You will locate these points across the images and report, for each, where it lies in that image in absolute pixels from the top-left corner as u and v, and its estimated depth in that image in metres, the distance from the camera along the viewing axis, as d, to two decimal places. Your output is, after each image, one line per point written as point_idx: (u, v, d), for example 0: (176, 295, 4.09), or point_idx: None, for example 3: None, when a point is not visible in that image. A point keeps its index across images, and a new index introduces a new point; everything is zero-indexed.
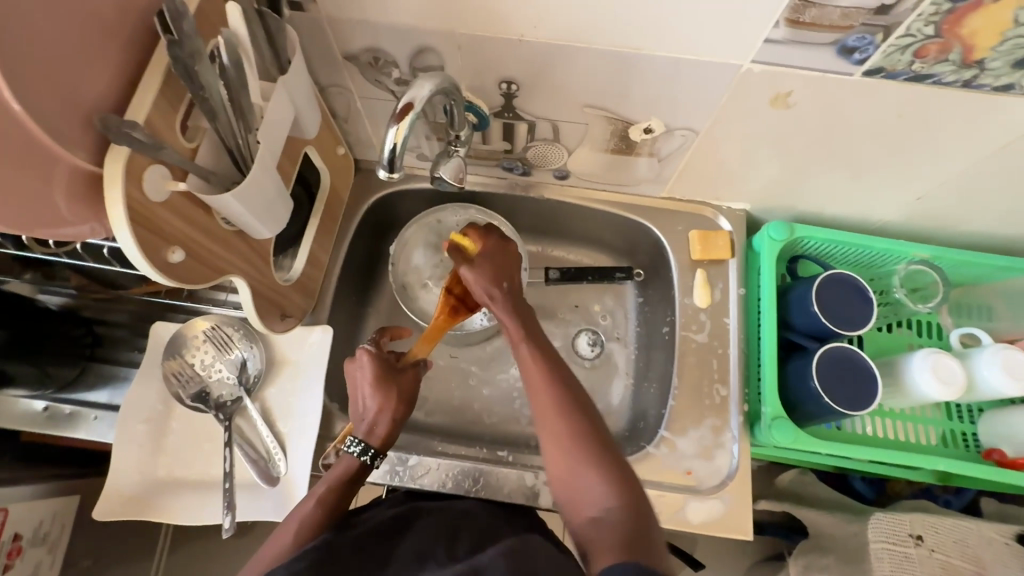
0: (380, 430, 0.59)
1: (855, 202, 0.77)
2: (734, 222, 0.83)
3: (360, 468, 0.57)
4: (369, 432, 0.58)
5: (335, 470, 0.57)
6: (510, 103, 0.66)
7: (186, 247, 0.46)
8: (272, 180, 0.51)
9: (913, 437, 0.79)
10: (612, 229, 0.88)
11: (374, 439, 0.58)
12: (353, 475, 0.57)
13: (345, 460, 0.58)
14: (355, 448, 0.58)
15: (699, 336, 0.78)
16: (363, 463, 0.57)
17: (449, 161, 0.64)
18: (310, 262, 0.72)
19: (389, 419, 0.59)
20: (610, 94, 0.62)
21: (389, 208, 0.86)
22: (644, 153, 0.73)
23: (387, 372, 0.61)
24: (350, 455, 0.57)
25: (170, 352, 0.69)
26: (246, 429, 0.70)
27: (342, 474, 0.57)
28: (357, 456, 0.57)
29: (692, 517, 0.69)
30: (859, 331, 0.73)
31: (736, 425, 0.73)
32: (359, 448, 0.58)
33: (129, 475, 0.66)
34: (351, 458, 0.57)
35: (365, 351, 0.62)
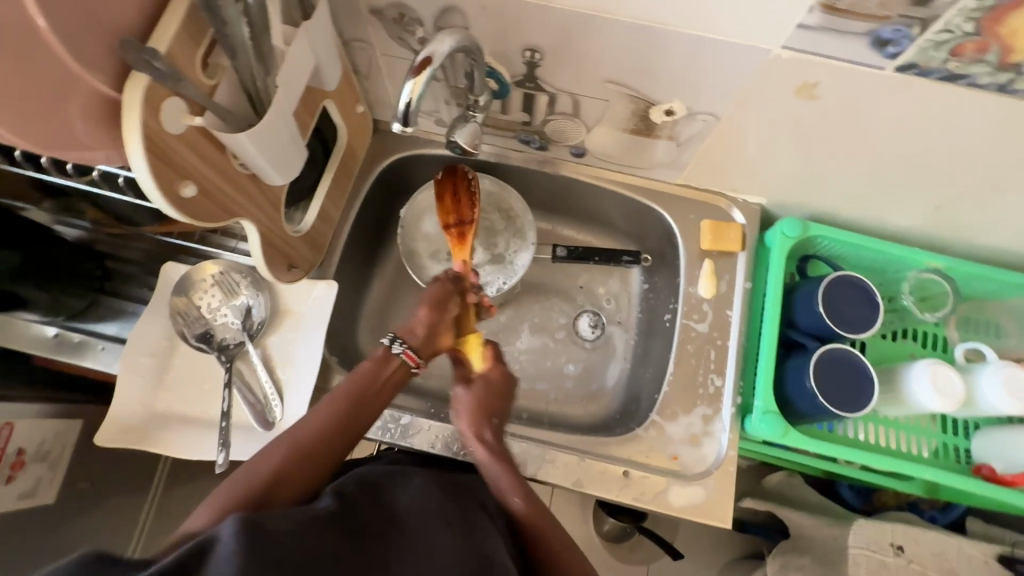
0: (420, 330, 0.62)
1: (874, 206, 0.75)
2: (748, 216, 0.82)
3: (383, 359, 0.59)
4: (409, 333, 0.61)
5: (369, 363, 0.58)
6: (532, 72, 0.65)
7: (198, 184, 0.47)
8: (287, 126, 0.52)
9: (905, 447, 0.79)
10: (624, 212, 0.87)
11: (408, 333, 0.61)
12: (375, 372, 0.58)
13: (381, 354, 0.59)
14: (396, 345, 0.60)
15: (699, 326, 0.78)
16: (388, 350, 0.59)
17: (465, 126, 0.64)
18: (320, 217, 0.73)
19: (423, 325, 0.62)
20: (634, 72, 0.62)
21: (404, 172, 0.87)
22: (662, 136, 0.72)
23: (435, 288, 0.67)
24: (387, 347, 0.59)
25: (178, 291, 0.71)
26: (246, 373, 0.72)
27: (372, 365, 0.58)
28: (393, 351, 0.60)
29: (672, 500, 0.69)
30: (863, 334, 0.72)
31: (728, 416, 0.73)
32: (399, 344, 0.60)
33: (130, 405, 0.68)
34: (387, 351, 0.59)
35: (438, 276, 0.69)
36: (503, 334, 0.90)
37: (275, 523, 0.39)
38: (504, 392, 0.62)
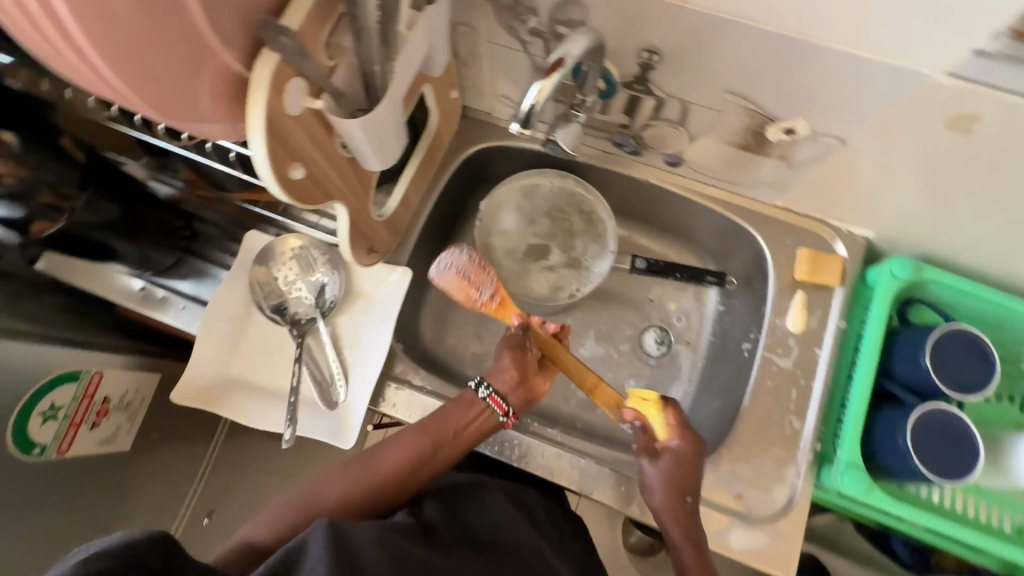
0: (501, 377, 0.62)
1: (1003, 256, 0.68)
2: (851, 248, 0.75)
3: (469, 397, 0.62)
4: (495, 377, 0.62)
5: (460, 402, 0.62)
6: (645, 74, 0.61)
7: (306, 166, 0.46)
8: (394, 113, 0.50)
9: (996, 521, 0.72)
10: (711, 229, 0.82)
11: (496, 382, 0.62)
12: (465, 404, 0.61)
13: (470, 398, 0.62)
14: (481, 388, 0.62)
15: (782, 361, 0.73)
16: (478, 395, 0.61)
17: (568, 126, 0.62)
18: (403, 202, 0.72)
19: (509, 374, 0.62)
20: (760, 84, 0.57)
21: (486, 162, 0.84)
22: (774, 155, 0.66)
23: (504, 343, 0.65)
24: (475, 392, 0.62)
25: (259, 261, 0.72)
26: (315, 349, 0.72)
27: (464, 406, 0.61)
28: (483, 399, 0.61)
29: (732, 542, 0.66)
30: (972, 396, 0.65)
31: (803, 462, 0.69)
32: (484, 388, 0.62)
33: (205, 367, 0.70)
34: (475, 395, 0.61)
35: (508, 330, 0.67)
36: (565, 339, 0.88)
37: (362, 539, 0.46)
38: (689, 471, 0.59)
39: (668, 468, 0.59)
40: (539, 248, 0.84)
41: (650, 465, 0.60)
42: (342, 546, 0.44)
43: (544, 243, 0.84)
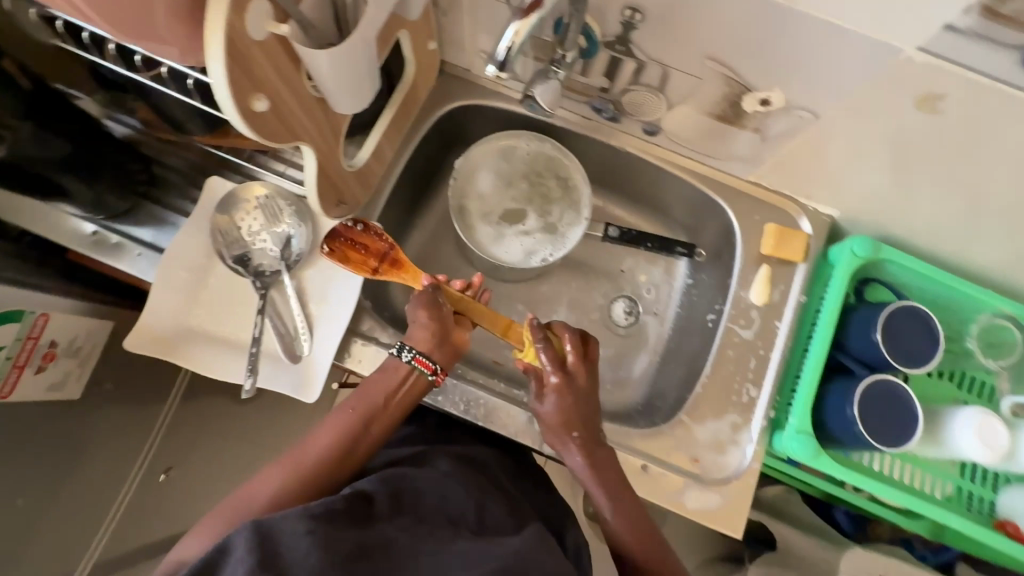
0: (417, 333, 0.63)
1: (956, 238, 0.71)
2: (815, 226, 0.78)
3: (400, 367, 0.61)
4: (411, 339, 0.63)
5: (385, 372, 0.61)
6: (627, 35, 0.60)
7: (271, 99, 0.43)
8: (367, 53, 0.48)
9: (928, 488, 0.77)
10: (684, 201, 0.83)
11: (412, 341, 0.62)
12: (400, 373, 0.61)
13: (392, 364, 0.61)
14: (401, 351, 0.62)
15: (744, 332, 0.75)
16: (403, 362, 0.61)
17: (545, 83, 0.60)
18: (375, 155, 0.70)
19: (421, 327, 0.63)
20: (739, 52, 0.57)
21: (463, 121, 0.82)
22: (748, 127, 0.67)
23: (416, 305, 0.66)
24: (397, 357, 0.61)
25: (221, 208, 0.69)
26: (279, 303, 0.70)
27: (391, 373, 0.61)
28: (406, 362, 0.61)
29: (687, 503, 0.68)
30: (918, 369, 0.68)
31: (757, 428, 0.71)
32: (405, 352, 0.61)
33: (162, 316, 0.67)
34: (398, 361, 0.61)
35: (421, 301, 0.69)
36: (536, 305, 0.88)
37: (287, 532, 0.45)
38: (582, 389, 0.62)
39: (556, 401, 0.62)
40: (515, 212, 0.83)
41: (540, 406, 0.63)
42: (261, 541, 0.43)
43: (521, 208, 0.83)
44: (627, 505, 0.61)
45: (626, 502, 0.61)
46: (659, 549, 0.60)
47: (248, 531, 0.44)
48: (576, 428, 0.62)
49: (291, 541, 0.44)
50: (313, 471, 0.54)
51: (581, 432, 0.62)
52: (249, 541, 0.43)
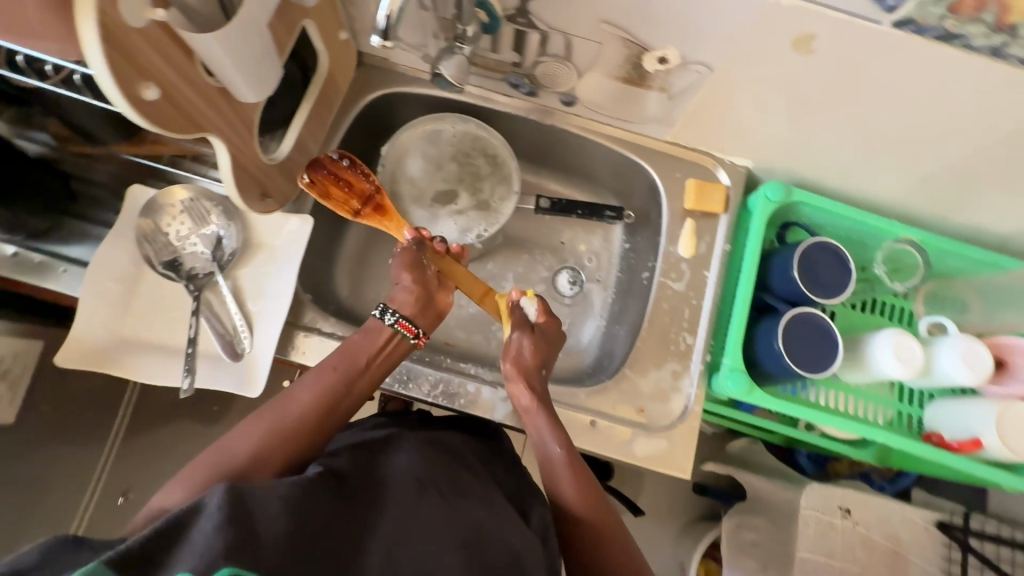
0: (400, 296, 0.63)
1: (855, 174, 0.76)
2: (733, 177, 0.82)
3: (381, 328, 0.61)
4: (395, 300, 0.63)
5: (366, 332, 0.61)
6: (525, 7, 0.63)
7: (163, 88, 0.44)
8: (259, 38, 0.49)
9: (862, 412, 0.82)
10: (611, 168, 0.86)
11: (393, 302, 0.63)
12: (384, 336, 0.61)
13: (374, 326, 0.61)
14: (381, 312, 0.62)
15: (676, 285, 0.78)
16: (383, 321, 0.61)
17: (451, 58, 0.64)
18: (297, 148, 0.70)
19: (406, 286, 0.64)
20: (629, 12, 0.60)
21: (387, 110, 0.83)
22: (655, 87, 0.70)
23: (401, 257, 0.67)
24: (381, 320, 0.61)
25: (144, 215, 0.69)
26: (215, 304, 0.70)
27: (367, 332, 0.60)
28: (387, 323, 0.61)
29: (637, 451, 0.71)
30: (835, 299, 0.73)
31: (696, 373, 0.75)
32: (387, 313, 0.62)
33: (93, 329, 0.66)
34: (381, 323, 0.61)
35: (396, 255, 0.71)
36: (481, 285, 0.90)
37: (259, 497, 0.41)
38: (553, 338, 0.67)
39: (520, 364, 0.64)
40: (447, 193, 0.85)
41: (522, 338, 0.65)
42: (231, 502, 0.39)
43: (453, 188, 0.85)
44: (573, 475, 0.59)
45: (578, 482, 0.59)
46: (608, 530, 0.57)
47: (220, 494, 0.39)
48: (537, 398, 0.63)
49: (260, 505, 0.40)
50: (280, 436, 0.51)
51: (547, 405, 0.63)
52: (219, 503, 0.39)
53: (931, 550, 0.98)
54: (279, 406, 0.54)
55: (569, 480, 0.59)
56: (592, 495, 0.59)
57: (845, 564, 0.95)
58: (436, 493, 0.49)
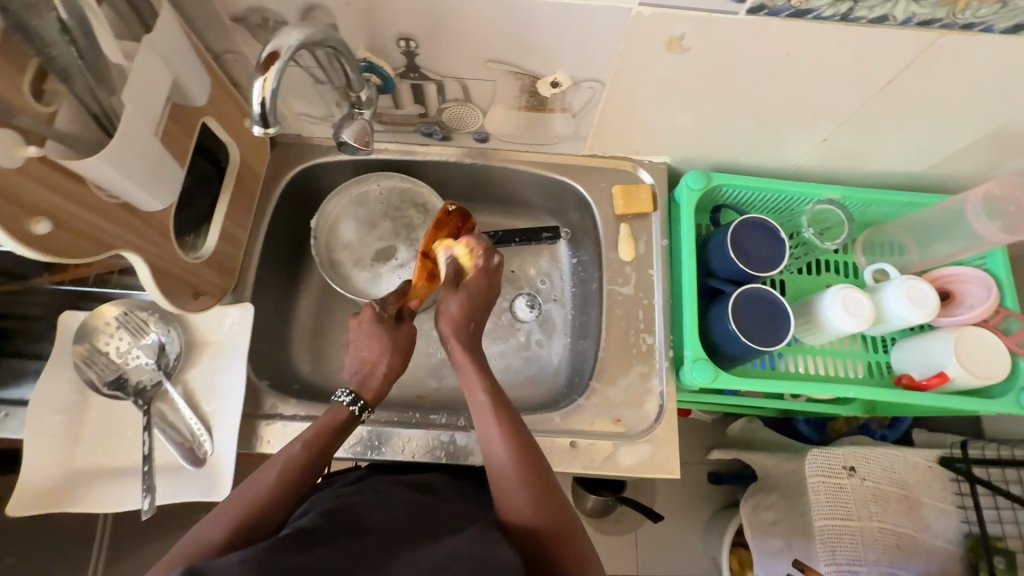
0: (372, 384, 0.61)
1: (765, 148, 0.79)
2: (655, 175, 0.84)
3: (348, 418, 0.60)
4: (363, 382, 0.61)
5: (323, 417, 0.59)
6: (413, 62, 0.65)
7: (56, 219, 0.44)
8: (150, 147, 0.49)
9: (834, 371, 0.83)
10: (540, 190, 0.88)
11: (364, 391, 0.61)
12: (341, 424, 0.59)
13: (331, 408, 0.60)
14: (345, 398, 0.60)
15: (625, 289, 0.80)
16: (350, 412, 0.60)
17: (352, 124, 0.63)
18: (224, 239, 0.70)
19: (382, 372, 0.62)
20: (510, 47, 0.62)
21: (311, 182, 0.84)
22: (557, 109, 0.73)
23: (382, 328, 0.64)
24: (340, 404, 0.59)
25: (78, 339, 0.67)
26: (169, 413, 0.68)
27: (331, 420, 0.58)
28: (346, 406, 0.60)
29: (622, 462, 0.71)
30: (775, 271, 0.75)
31: (663, 370, 0.75)
32: (350, 397, 0.60)
33: (45, 468, 0.64)
34: (340, 407, 0.59)
35: (367, 307, 0.65)
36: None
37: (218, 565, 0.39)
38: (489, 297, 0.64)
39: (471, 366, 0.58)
40: (385, 250, 0.86)
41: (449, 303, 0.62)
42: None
43: (390, 245, 0.86)
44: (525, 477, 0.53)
45: (534, 486, 0.52)
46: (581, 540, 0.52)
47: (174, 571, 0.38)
48: (488, 402, 0.56)
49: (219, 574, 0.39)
50: (240, 535, 0.48)
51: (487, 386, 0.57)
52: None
53: (943, 487, 0.98)
54: (234, 501, 0.51)
55: (527, 492, 0.52)
56: (559, 501, 0.53)
57: (864, 522, 0.93)
58: (414, 543, 0.47)
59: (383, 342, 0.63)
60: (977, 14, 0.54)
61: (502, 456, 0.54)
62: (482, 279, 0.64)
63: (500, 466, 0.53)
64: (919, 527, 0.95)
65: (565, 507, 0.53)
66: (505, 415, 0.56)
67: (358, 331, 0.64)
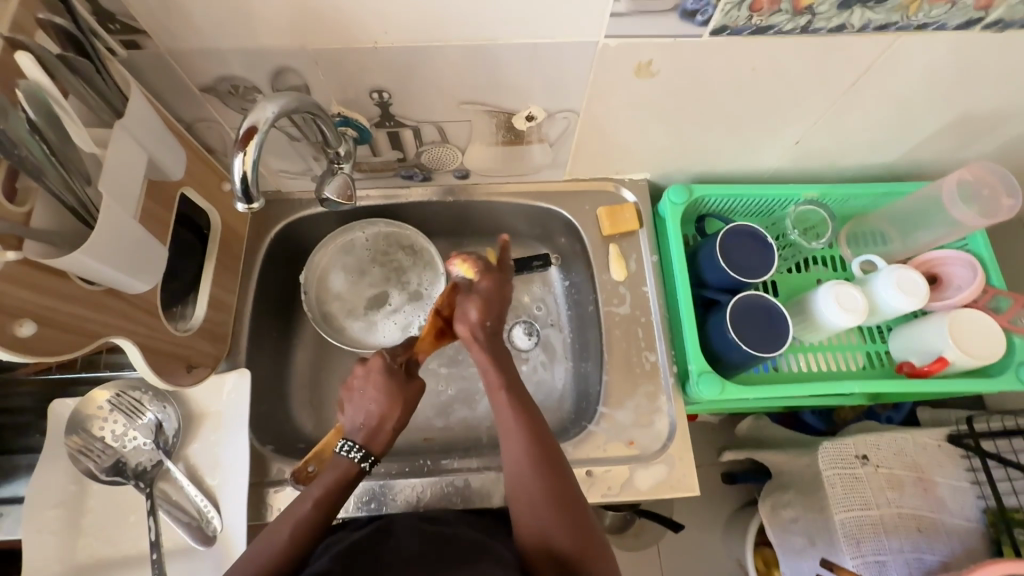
0: (380, 439, 0.59)
1: (741, 156, 0.80)
2: (637, 192, 0.85)
3: (356, 473, 0.57)
4: (371, 437, 0.58)
5: (326, 470, 0.57)
6: (387, 111, 0.65)
7: (40, 319, 0.43)
8: (132, 231, 0.49)
9: (835, 366, 0.83)
10: (525, 219, 0.88)
11: (373, 446, 0.59)
12: (350, 479, 0.57)
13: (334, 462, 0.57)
14: (355, 453, 0.57)
15: (621, 309, 0.80)
16: (359, 467, 0.57)
17: (333, 179, 0.62)
18: (213, 306, 0.68)
19: (390, 427, 0.59)
20: (483, 89, 0.63)
21: (295, 236, 0.83)
22: (534, 140, 0.73)
23: (393, 382, 0.60)
24: (350, 460, 0.57)
25: (71, 428, 0.65)
26: (172, 492, 0.66)
27: (338, 477, 0.56)
28: (356, 462, 0.57)
29: (640, 485, 0.70)
30: (766, 276, 0.75)
31: (669, 387, 0.75)
32: (360, 453, 0.57)
33: (47, 567, 0.61)
34: (350, 463, 0.57)
35: (378, 356, 0.61)
36: (450, 367, 0.87)
37: None
38: (504, 296, 0.62)
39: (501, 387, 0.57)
40: (377, 297, 0.85)
41: (467, 306, 0.60)
42: None
43: (381, 291, 0.85)
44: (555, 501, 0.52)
45: (563, 511, 0.52)
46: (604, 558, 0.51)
47: None
48: (518, 425, 0.56)
49: None
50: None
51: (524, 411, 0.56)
52: None
53: (954, 465, 0.97)
54: (246, 565, 0.51)
55: (555, 513, 0.52)
56: (586, 522, 0.53)
57: (884, 509, 0.91)
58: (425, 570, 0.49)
59: (393, 397, 0.59)
60: (930, 15, 0.56)
61: (530, 479, 0.53)
62: (491, 278, 0.62)
63: (526, 487, 0.53)
64: (939, 509, 0.94)
65: (592, 530, 0.53)
66: (535, 437, 0.55)
67: (366, 381, 0.60)
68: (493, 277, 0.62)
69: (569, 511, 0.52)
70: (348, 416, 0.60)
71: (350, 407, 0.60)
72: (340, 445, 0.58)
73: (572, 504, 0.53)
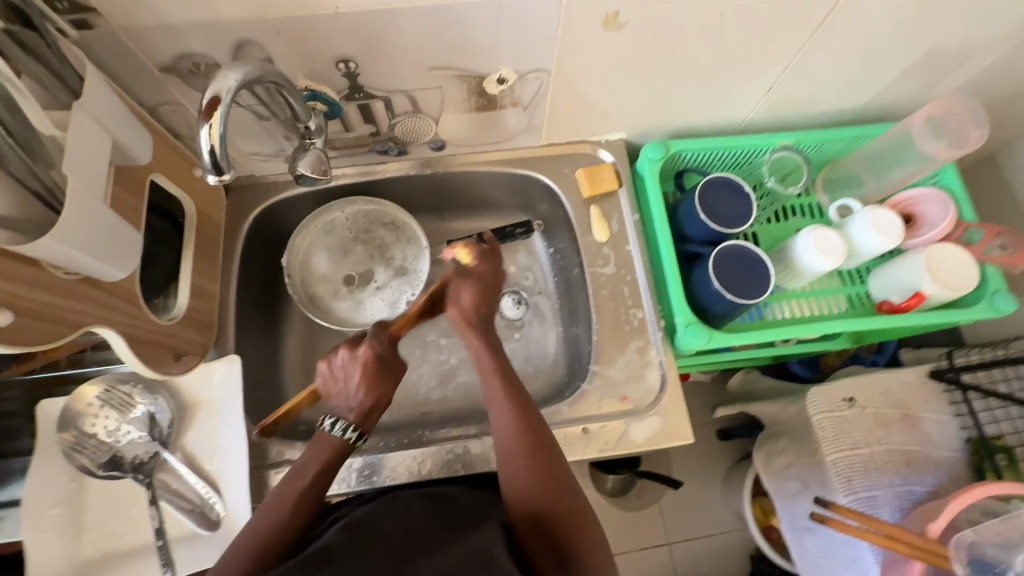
0: (372, 419, 0.59)
1: (713, 108, 0.80)
2: (614, 152, 0.85)
3: (346, 447, 0.57)
4: (364, 418, 0.58)
5: (313, 449, 0.56)
6: (356, 82, 0.64)
7: (16, 308, 0.43)
8: (102, 215, 0.48)
9: (819, 309, 0.85)
10: (505, 187, 0.87)
11: (365, 425, 0.58)
12: (342, 456, 0.57)
13: (320, 438, 0.56)
14: (349, 433, 0.56)
15: (607, 269, 0.80)
16: (349, 442, 0.56)
17: (306, 154, 0.61)
18: (195, 295, 0.67)
19: (381, 406, 0.60)
20: (451, 52, 0.62)
21: (272, 221, 0.82)
22: (508, 104, 0.72)
23: (381, 367, 0.60)
24: (344, 439, 0.56)
25: (63, 427, 0.64)
26: (172, 482, 0.66)
27: (331, 454, 0.56)
28: (349, 440, 0.56)
29: (636, 438, 0.72)
30: (745, 226, 0.76)
31: (658, 341, 0.76)
32: (353, 433, 0.57)
33: (54, 563, 0.61)
34: (343, 442, 0.56)
35: (366, 343, 0.60)
36: (449, 337, 0.87)
37: None
38: (495, 279, 0.65)
39: (492, 367, 0.58)
40: (362, 276, 0.85)
41: (461, 293, 0.62)
42: None
43: (366, 269, 0.85)
44: (533, 464, 0.53)
45: (542, 472, 0.53)
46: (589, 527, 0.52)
47: None
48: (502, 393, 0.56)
49: None
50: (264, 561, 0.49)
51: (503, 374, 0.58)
52: None
53: (938, 399, 1.00)
54: (246, 543, 0.50)
55: (531, 475, 0.53)
56: (563, 486, 0.53)
57: (873, 448, 0.94)
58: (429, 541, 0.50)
59: (382, 382, 0.60)
60: None
61: (511, 447, 0.54)
62: (485, 262, 0.65)
63: (509, 453, 0.54)
64: (925, 443, 0.97)
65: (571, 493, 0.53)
66: (518, 408, 0.56)
67: (355, 368, 0.59)
68: (489, 261, 0.65)
69: (543, 474, 0.53)
70: (336, 398, 0.59)
71: (340, 391, 0.59)
72: (330, 425, 0.56)
73: (548, 467, 0.53)
